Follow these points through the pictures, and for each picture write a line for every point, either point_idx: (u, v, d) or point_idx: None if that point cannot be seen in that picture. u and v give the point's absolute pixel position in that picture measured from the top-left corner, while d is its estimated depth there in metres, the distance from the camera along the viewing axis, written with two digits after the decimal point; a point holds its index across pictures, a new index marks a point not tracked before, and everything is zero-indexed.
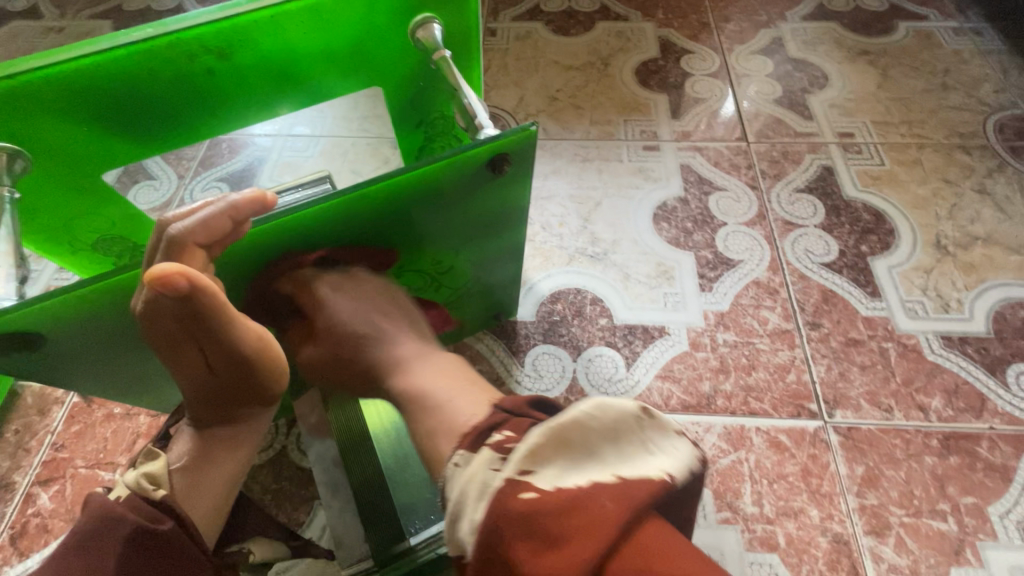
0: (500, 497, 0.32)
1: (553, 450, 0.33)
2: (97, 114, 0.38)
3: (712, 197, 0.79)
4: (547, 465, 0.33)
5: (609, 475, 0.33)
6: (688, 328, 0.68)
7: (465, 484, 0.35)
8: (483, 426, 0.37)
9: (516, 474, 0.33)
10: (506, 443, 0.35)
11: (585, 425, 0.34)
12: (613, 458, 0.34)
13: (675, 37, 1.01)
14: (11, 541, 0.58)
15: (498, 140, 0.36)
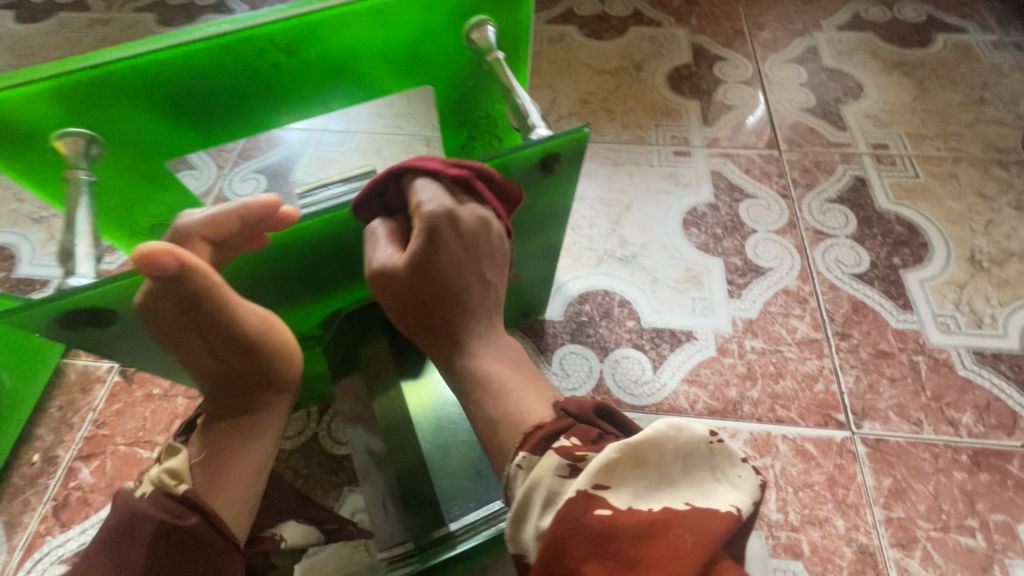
0: (571, 509, 0.32)
1: (629, 468, 0.33)
2: (169, 108, 0.39)
3: (742, 204, 0.79)
4: (620, 484, 0.33)
5: (680, 503, 0.32)
6: (716, 333, 0.68)
7: (531, 487, 0.35)
8: (549, 429, 0.36)
9: (590, 489, 0.32)
10: (576, 450, 0.35)
11: (661, 445, 0.34)
12: (683, 483, 0.34)
13: (708, 44, 1.01)
14: (54, 512, 0.60)
15: (552, 140, 0.36)
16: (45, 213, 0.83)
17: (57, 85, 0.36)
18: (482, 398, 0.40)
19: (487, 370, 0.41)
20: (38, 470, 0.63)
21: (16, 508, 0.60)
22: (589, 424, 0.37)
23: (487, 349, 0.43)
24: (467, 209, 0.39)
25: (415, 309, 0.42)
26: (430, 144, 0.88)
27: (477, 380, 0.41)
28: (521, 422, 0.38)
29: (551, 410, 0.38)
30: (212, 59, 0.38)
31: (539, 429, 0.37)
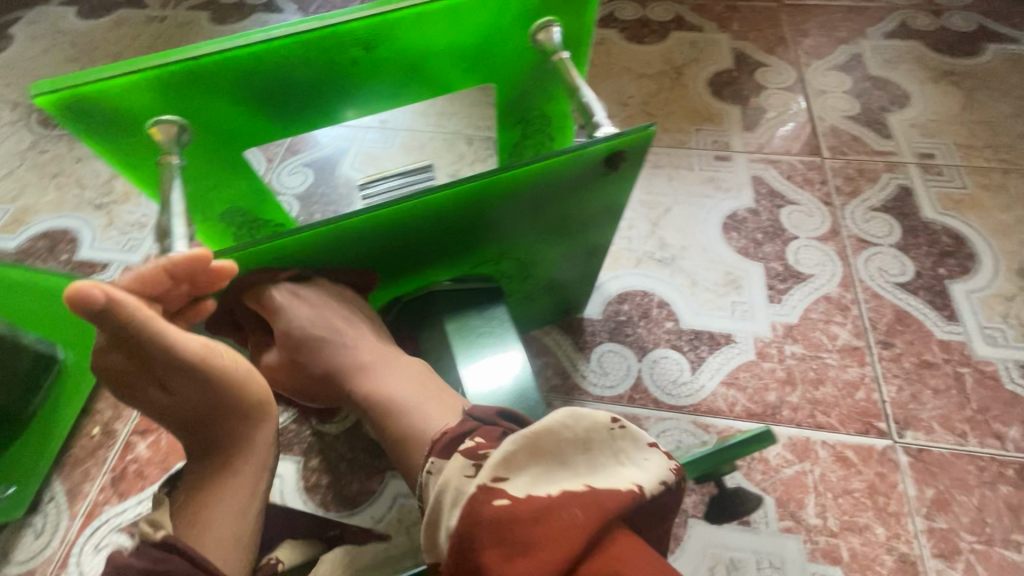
0: (471, 503, 0.32)
1: (527, 457, 0.33)
2: (251, 100, 0.41)
3: (783, 210, 0.79)
4: (520, 473, 0.33)
5: (578, 483, 0.32)
6: (755, 337, 0.69)
7: (439, 491, 0.34)
8: (456, 433, 0.37)
9: (489, 482, 0.32)
10: (479, 450, 0.35)
11: (558, 435, 0.34)
12: (582, 466, 0.34)
13: (750, 50, 1.01)
14: (111, 483, 0.63)
15: (619, 137, 0.37)
16: (106, 199, 0.87)
17: (155, 74, 0.37)
18: (387, 422, 0.43)
19: (390, 393, 0.43)
20: (98, 443, 0.65)
21: (77, 477, 0.63)
22: (492, 427, 0.37)
23: (388, 371, 0.45)
24: (308, 289, 0.44)
25: (297, 375, 0.47)
26: (472, 143, 0.90)
27: (389, 399, 0.43)
28: (426, 435, 0.40)
29: (452, 418, 0.40)
30: (296, 53, 0.39)
31: (436, 439, 0.38)
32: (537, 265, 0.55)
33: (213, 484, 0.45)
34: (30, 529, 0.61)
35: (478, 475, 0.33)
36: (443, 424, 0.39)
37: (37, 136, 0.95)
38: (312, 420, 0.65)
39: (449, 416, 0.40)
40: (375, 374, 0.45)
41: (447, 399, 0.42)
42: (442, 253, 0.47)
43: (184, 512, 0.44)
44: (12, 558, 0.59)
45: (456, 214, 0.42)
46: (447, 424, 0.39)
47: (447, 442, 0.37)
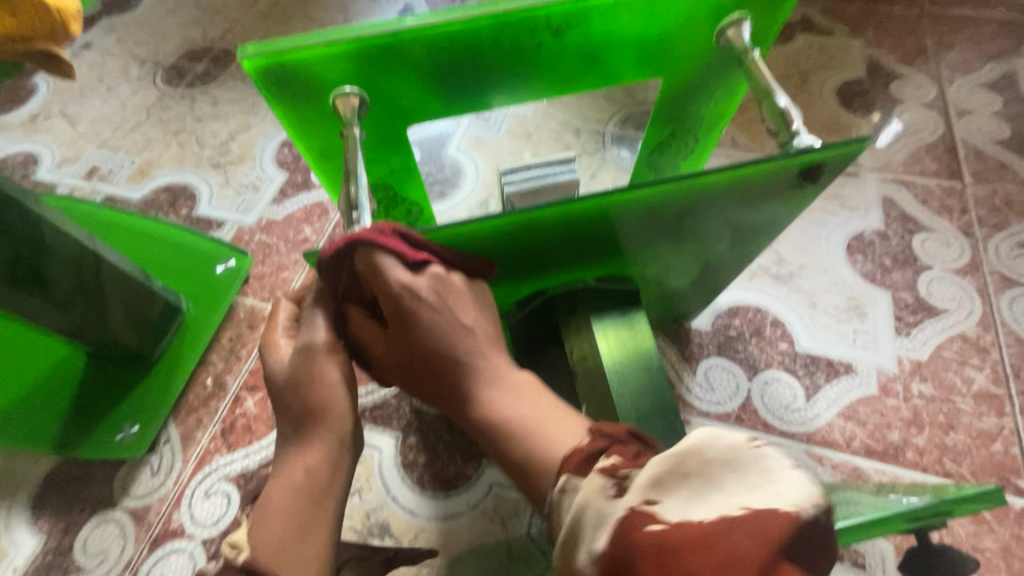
0: (621, 528, 0.27)
1: (673, 480, 0.28)
2: (432, 78, 0.41)
3: (916, 237, 0.74)
4: (670, 496, 0.28)
5: (733, 507, 0.26)
6: (879, 370, 0.64)
7: (577, 511, 0.30)
8: (591, 452, 0.33)
9: (640, 505, 0.28)
10: (619, 469, 0.31)
11: (704, 457, 0.28)
12: (735, 487, 0.27)
13: (886, 59, 0.93)
14: (222, 433, 0.66)
15: (831, 149, 0.34)
16: (223, 160, 0.91)
17: (354, 44, 0.37)
18: (505, 446, 0.37)
19: (510, 413, 0.38)
20: (210, 393, 0.68)
21: (190, 423, 0.67)
22: (627, 443, 0.33)
23: (502, 389, 0.39)
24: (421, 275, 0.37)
25: (408, 361, 0.39)
26: (580, 135, 0.88)
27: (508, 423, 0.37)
28: (552, 457, 0.35)
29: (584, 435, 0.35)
30: (488, 33, 0.39)
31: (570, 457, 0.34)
32: (672, 270, 0.53)
33: (297, 508, 0.39)
34: (148, 467, 0.64)
35: (624, 496, 0.28)
36: (576, 441, 0.35)
37: (162, 93, 0.99)
38: (412, 398, 0.65)
39: (582, 432, 0.36)
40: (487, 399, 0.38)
41: (568, 418, 0.37)
42: (591, 256, 0.45)
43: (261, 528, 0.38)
44: (130, 492, 0.63)
45: (619, 218, 0.40)
46: (580, 440, 0.35)
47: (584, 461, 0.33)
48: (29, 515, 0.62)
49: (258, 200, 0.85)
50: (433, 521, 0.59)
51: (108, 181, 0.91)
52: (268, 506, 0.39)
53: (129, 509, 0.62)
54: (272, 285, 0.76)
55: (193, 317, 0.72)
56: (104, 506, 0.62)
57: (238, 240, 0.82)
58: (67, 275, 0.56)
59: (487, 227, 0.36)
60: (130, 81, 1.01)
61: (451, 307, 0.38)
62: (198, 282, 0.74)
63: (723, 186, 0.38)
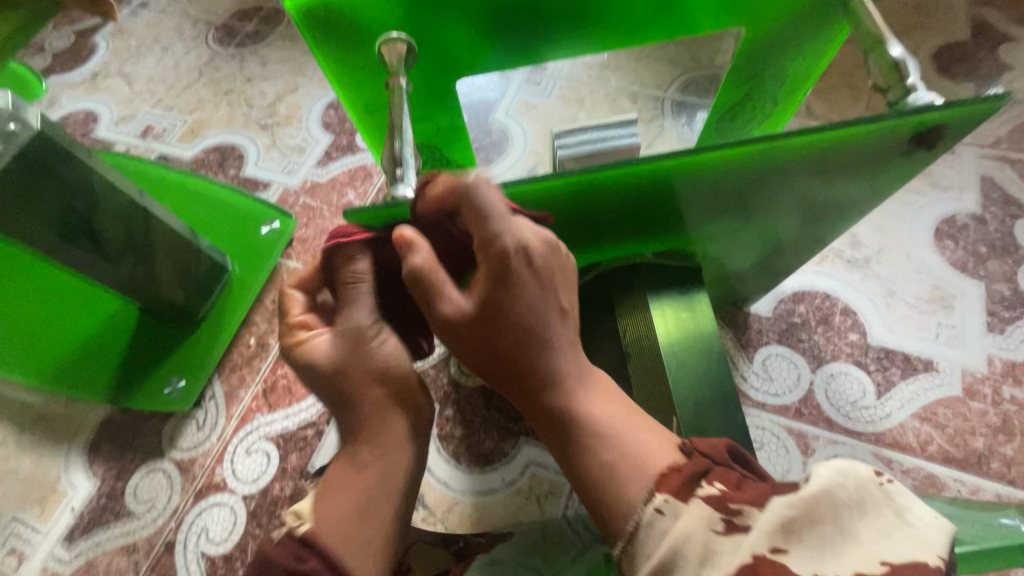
0: (749, 574, 0.25)
1: (806, 526, 0.26)
2: (488, 17, 0.38)
3: (1019, 223, 0.65)
4: (800, 545, 0.26)
5: (874, 563, 0.25)
6: (964, 370, 0.58)
7: (680, 539, 0.27)
8: (692, 469, 0.30)
9: (767, 550, 0.26)
10: (729, 501, 0.28)
11: (835, 498, 0.27)
12: (864, 532, 0.26)
13: (996, 19, 0.81)
14: (263, 394, 0.67)
15: (953, 108, 0.29)
16: (271, 120, 0.90)
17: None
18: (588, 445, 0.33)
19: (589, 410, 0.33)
20: (253, 352, 0.69)
21: (234, 381, 0.68)
22: (731, 469, 0.30)
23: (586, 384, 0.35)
24: (530, 235, 0.33)
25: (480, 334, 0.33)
26: (637, 101, 0.82)
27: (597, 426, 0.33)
28: (644, 474, 0.30)
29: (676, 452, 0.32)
30: None
31: (668, 476, 0.30)
32: (739, 249, 0.48)
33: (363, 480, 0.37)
34: (193, 421, 0.66)
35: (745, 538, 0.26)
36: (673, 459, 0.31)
37: (214, 53, 0.99)
38: (450, 369, 0.63)
39: (674, 448, 0.32)
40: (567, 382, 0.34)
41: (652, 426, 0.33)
42: (654, 228, 0.41)
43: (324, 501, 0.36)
44: (178, 444, 0.65)
45: (683, 185, 0.35)
46: (678, 459, 0.31)
47: (682, 478, 0.29)
48: (86, 460, 0.65)
49: (303, 162, 0.85)
50: (468, 496, 0.58)
51: (162, 140, 0.92)
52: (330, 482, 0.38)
53: (176, 460, 0.64)
54: (314, 249, 0.76)
55: (238, 278, 0.72)
56: (154, 456, 0.64)
57: (284, 202, 0.81)
58: (119, 229, 0.57)
59: (523, 192, 0.33)
60: (184, 41, 1.02)
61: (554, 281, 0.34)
62: (243, 241, 0.74)
63: (820, 149, 0.32)
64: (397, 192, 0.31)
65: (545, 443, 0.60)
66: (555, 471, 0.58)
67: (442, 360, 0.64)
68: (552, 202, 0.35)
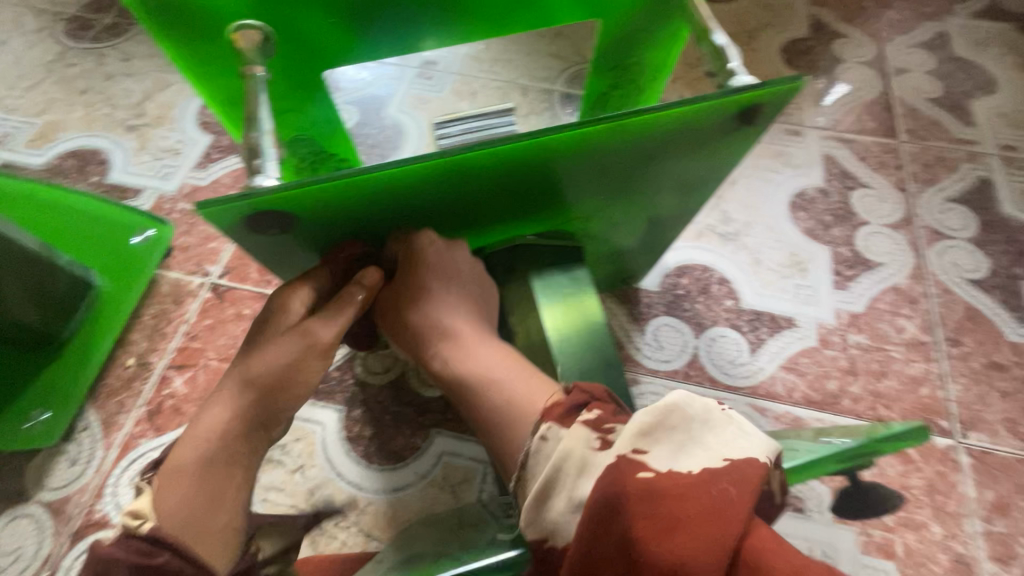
0: (614, 471, 0.31)
1: (663, 434, 0.33)
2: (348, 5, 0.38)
3: (855, 194, 0.75)
4: (658, 447, 0.32)
5: (715, 459, 0.32)
6: (818, 323, 0.66)
7: (560, 459, 0.34)
8: (572, 401, 0.37)
9: (630, 452, 0.32)
10: (603, 424, 0.35)
11: (685, 411, 0.34)
12: (710, 441, 0.33)
13: (829, 18, 0.92)
14: (148, 416, 0.61)
15: (765, 87, 0.33)
16: (138, 121, 0.82)
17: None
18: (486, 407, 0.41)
19: (485, 374, 0.42)
20: (133, 374, 0.64)
21: (111, 408, 0.62)
22: (607, 402, 0.37)
23: (488, 359, 0.42)
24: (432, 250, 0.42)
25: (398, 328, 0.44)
26: (527, 94, 0.84)
27: (491, 386, 0.41)
28: (531, 413, 0.38)
29: (557, 391, 0.39)
30: None
31: (552, 408, 0.37)
32: (618, 227, 0.51)
33: (207, 473, 0.40)
34: (64, 456, 0.59)
35: (614, 446, 0.33)
36: (553, 396, 0.38)
37: (64, 47, 0.89)
38: (356, 370, 0.63)
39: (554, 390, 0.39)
40: (467, 343, 0.43)
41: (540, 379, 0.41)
42: (532, 209, 0.43)
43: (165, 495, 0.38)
44: (46, 484, 0.58)
45: (552, 165, 0.37)
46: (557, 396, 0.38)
47: (565, 410, 0.36)
48: None
49: (179, 164, 0.78)
50: (381, 494, 0.57)
51: (5, 146, 0.81)
52: (178, 474, 0.40)
53: (45, 502, 0.57)
54: (198, 257, 0.70)
55: (107, 293, 0.66)
56: (18, 500, 0.57)
57: (159, 210, 0.75)
58: None
59: (392, 177, 0.33)
60: (25, 34, 0.90)
61: (456, 289, 0.44)
62: (110, 253, 0.68)
63: (668, 126, 0.35)
64: (256, 182, 0.30)
65: (457, 433, 0.60)
66: (468, 458, 0.59)
67: (346, 361, 0.63)
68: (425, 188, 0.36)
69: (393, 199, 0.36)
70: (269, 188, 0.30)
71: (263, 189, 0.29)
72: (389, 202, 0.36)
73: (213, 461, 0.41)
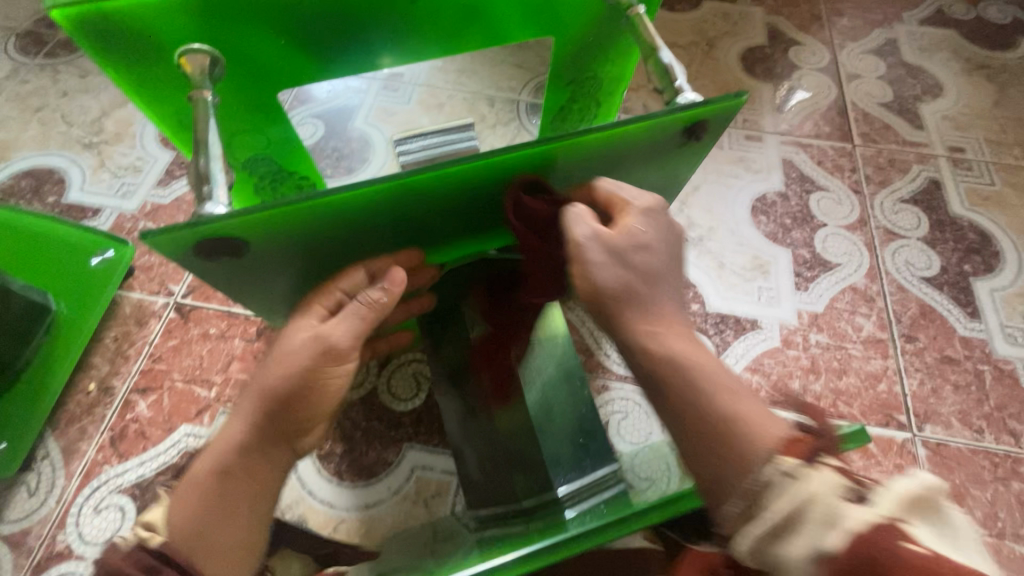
0: (875, 533, 0.28)
1: (918, 509, 0.30)
2: (299, 29, 0.39)
3: (813, 197, 0.78)
4: (919, 526, 0.29)
5: (966, 559, 0.29)
6: (781, 324, 0.68)
7: (803, 501, 0.29)
8: (811, 442, 0.32)
9: (891, 519, 0.29)
10: (847, 475, 0.31)
11: (940, 499, 0.31)
12: (958, 539, 0.30)
13: (784, 26, 0.95)
14: (112, 442, 0.60)
15: (710, 104, 0.34)
16: (96, 138, 0.81)
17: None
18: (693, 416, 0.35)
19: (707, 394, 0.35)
20: (94, 399, 0.62)
21: (73, 435, 0.60)
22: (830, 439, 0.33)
23: (714, 381, 0.35)
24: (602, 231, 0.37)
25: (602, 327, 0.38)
26: (493, 104, 0.85)
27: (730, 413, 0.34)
28: (768, 439, 0.33)
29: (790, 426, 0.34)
30: None
31: (796, 443, 0.32)
32: None
33: (221, 484, 0.39)
34: (25, 487, 0.58)
35: (874, 507, 0.29)
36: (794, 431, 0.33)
37: (16, 64, 0.86)
38: None
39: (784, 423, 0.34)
40: (670, 338, 0.36)
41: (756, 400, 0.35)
42: (491, 224, 0.44)
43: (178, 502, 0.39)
44: (6, 516, 0.57)
45: (507, 184, 0.38)
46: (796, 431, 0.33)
47: (805, 447, 0.32)
48: None
49: (140, 182, 0.77)
50: (353, 512, 0.57)
51: None
52: (195, 482, 0.39)
53: (6, 535, 0.56)
54: (161, 276, 0.69)
55: (65, 318, 0.64)
56: None
57: (120, 229, 0.74)
58: None
59: (345, 201, 0.32)
60: None
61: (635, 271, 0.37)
62: (67, 278, 0.66)
63: (621, 143, 0.36)
64: (204, 210, 0.30)
65: (430, 446, 0.60)
66: (441, 471, 0.59)
67: None
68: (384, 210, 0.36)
69: (351, 223, 0.36)
70: (219, 215, 0.30)
71: (212, 217, 0.29)
72: (347, 227, 0.36)
73: (231, 471, 0.39)
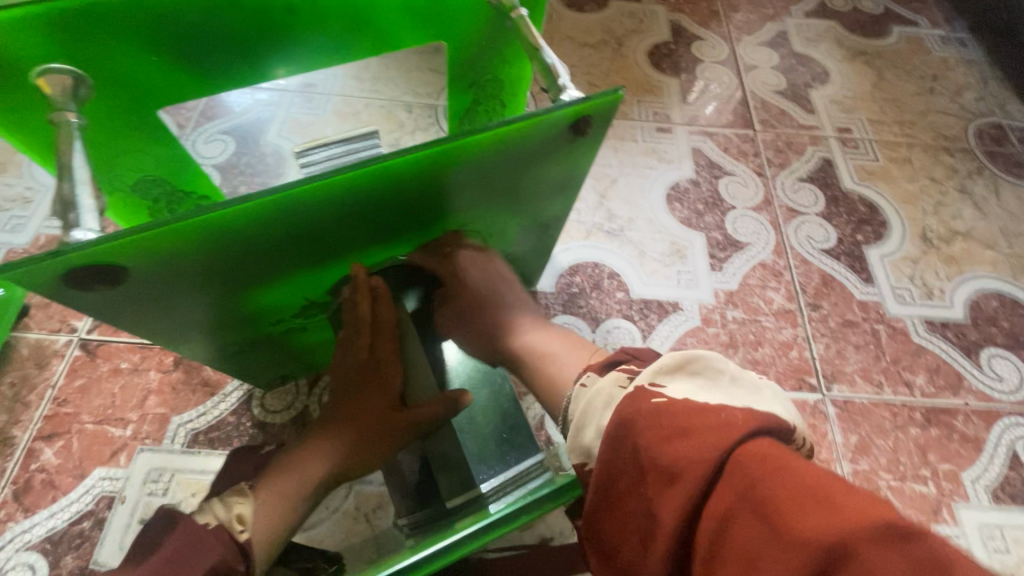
0: (626, 400, 0.32)
1: (683, 372, 0.32)
2: (168, 46, 0.40)
3: (722, 181, 0.82)
4: (676, 383, 0.32)
5: (738, 403, 0.30)
6: (700, 304, 0.72)
7: (591, 398, 0.36)
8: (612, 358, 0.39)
9: (647, 384, 0.32)
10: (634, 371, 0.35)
11: (713, 362, 0.32)
12: (742, 393, 0.30)
13: (686, 23, 1.00)
14: (15, 496, 0.55)
15: (590, 100, 0.36)
16: None
17: (26, 15, 0.34)
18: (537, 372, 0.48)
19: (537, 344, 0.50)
20: None
21: None
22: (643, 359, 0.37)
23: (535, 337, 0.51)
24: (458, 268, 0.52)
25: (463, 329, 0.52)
26: (411, 111, 0.85)
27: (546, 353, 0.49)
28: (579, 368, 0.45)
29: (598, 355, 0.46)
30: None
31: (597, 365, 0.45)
32: (499, 234, 0.53)
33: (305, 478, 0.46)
34: None
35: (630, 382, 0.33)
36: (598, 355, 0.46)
37: None
38: (252, 411, 0.60)
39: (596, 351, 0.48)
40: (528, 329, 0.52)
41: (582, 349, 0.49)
42: (400, 229, 0.44)
43: (263, 511, 0.42)
44: None
45: (406, 190, 0.38)
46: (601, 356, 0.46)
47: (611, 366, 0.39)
48: None
49: (31, 214, 0.71)
50: None
51: None
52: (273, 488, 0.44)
53: None
54: (62, 313, 0.64)
55: None
56: None
57: None
58: None
59: (230, 218, 0.32)
60: None
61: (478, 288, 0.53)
62: None
63: (513, 141, 0.37)
64: (71, 236, 0.29)
65: None
66: (380, 484, 0.58)
67: (241, 405, 0.61)
68: (280, 225, 0.35)
69: (247, 245, 0.35)
70: (90, 240, 0.29)
71: (83, 244, 0.29)
72: (245, 246, 0.35)
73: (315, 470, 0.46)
